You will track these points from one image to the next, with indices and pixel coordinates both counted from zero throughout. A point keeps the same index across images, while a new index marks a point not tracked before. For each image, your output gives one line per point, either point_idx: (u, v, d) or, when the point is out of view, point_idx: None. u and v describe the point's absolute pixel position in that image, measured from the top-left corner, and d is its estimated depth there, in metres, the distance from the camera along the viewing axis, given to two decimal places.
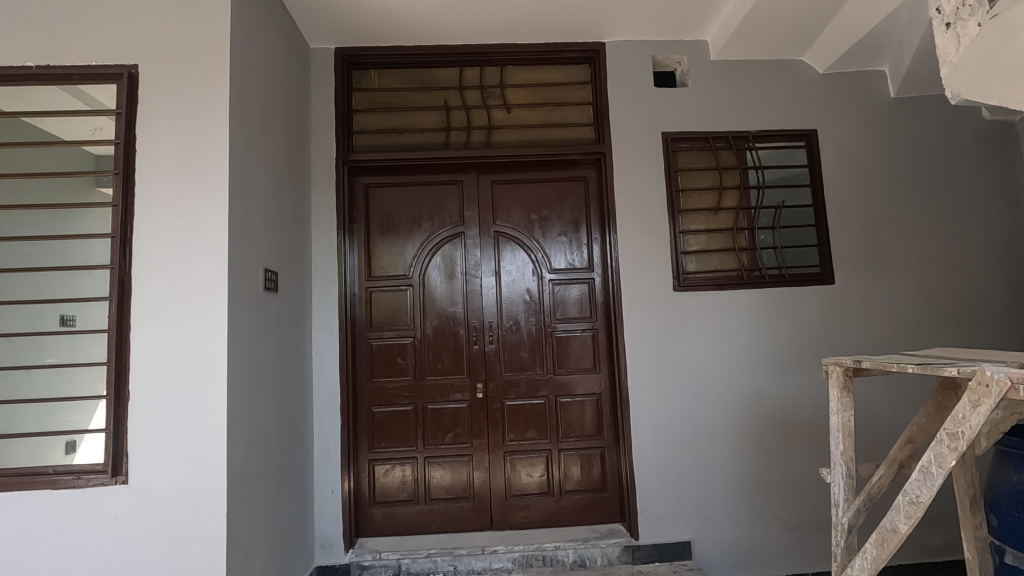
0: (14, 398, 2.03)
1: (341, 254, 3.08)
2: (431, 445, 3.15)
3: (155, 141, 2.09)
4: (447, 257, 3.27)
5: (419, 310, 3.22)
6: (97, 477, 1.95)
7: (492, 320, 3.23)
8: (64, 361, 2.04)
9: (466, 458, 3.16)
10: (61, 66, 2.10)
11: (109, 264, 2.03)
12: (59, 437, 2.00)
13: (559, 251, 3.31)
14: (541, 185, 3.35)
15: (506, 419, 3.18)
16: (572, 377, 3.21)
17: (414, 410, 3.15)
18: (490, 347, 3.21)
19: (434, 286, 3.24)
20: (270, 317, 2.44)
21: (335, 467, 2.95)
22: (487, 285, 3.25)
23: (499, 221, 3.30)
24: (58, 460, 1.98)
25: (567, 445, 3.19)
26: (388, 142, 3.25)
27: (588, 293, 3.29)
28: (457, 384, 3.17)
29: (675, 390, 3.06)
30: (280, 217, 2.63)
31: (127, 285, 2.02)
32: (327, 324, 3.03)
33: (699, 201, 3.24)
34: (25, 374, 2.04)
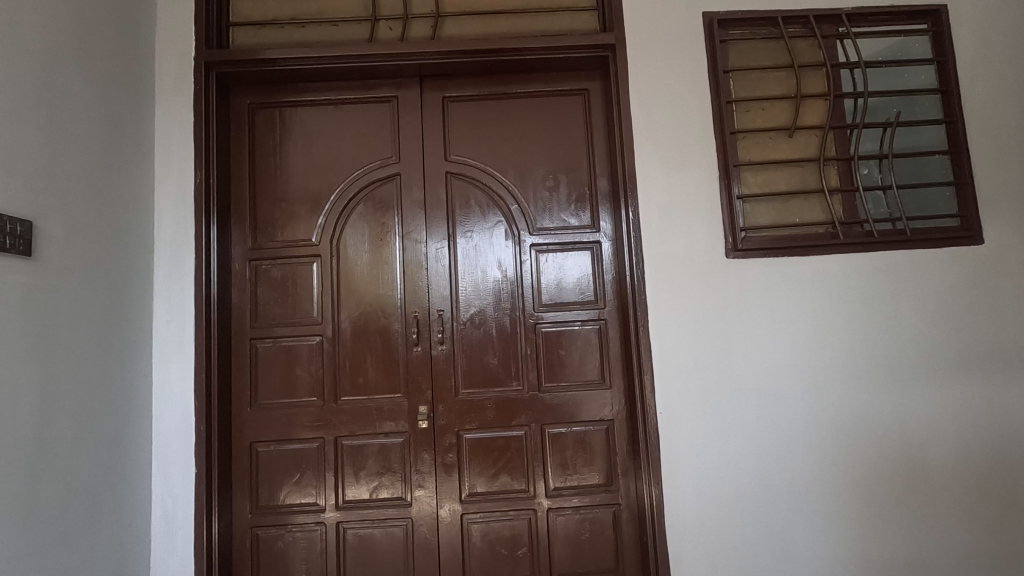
0: None
1: (202, 207, 1.95)
2: (347, 505, 2.02)
3: None
4: (375, 212, 2.14)
5: (330, 294, 2.09)
6: None
7: (443, 309, 2.10)
8: None
9: (403, 523, 2.02)
10: None
11: None
12: None
13: (547, 202, 2.16)
14: (520, 103, 2.20)
15: (464, 461, 2.05)
16: (568, 397, 2.08)
17: (321, 449, 2.03)
18: (439, 350, 2.08)
19: (354, 257, 2.11)
20: (7, 305, 1.34)
21: (185, 546, 1.84)
22: (436, 255, 2.12)
23: (455, 157, 2.16)
24: None
25: (561, 501, 2.05)
26: (283, 39, 2.12)
27: (591, 266, 2.14)
28: (386, 407, 2.04)
29: (732, 416, 1.91)
30: (58, 132, 1.52)
31: None
32: (176, 317, 1.91)
33: (764, 117, 2.08)
34: None
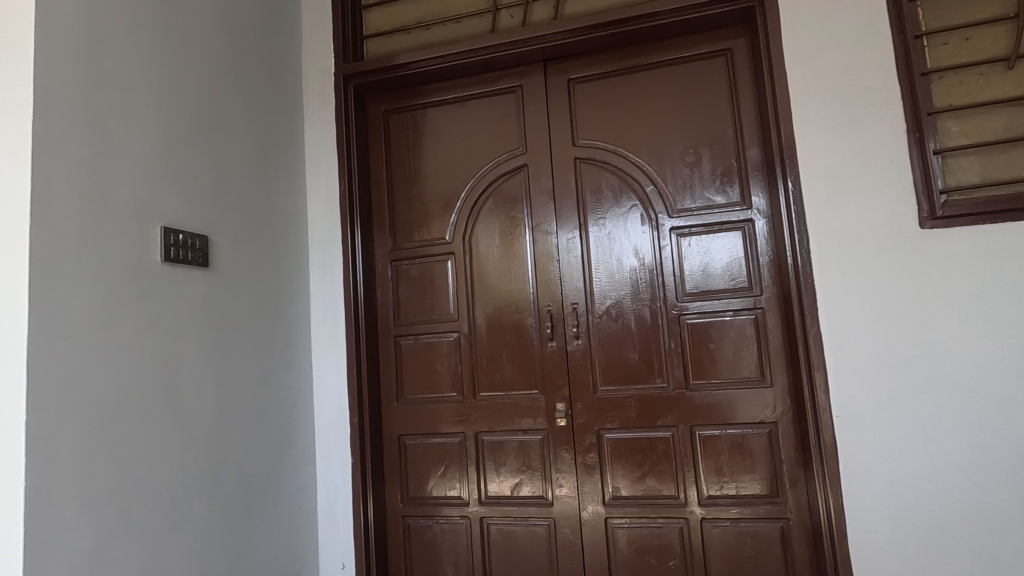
0: None
1: (346, 213, 2.08)
2: (490, 500, 2.02)
3: None
4: (504, 205, 2.10)
5: (465, 290, 2.10)
6: None
7: (577, 301, 2.00)
8: None
9: (545, 522, 1.96)
10: None
11: None
12: None
13: (687, 180, 1.95)
14: (652, 74, 2.02)
15: (606, 462, 1.93)
16: (721, 395, 1.86)
17: (463, 444, 2.06)
18: (575, 344, 1.98)
19: (486, 253, 2.10)
20: (190, 312, 1.52)
21: (347, 529, 1.97)
22: (568, 245, 2.02)
23: (583, 142, 2.05)
24: None
25: (717, 511, 1.83)
26: (411, 44, 2.17)
27: (742, 248, 1.89)
28: (524, 404, 2.00)
29: (935, 421, 1.56)
30: (223, 154, 1.70)
31: None
32: (330, 317, 2.06)
33: (968, 49, 1.66)
34: None
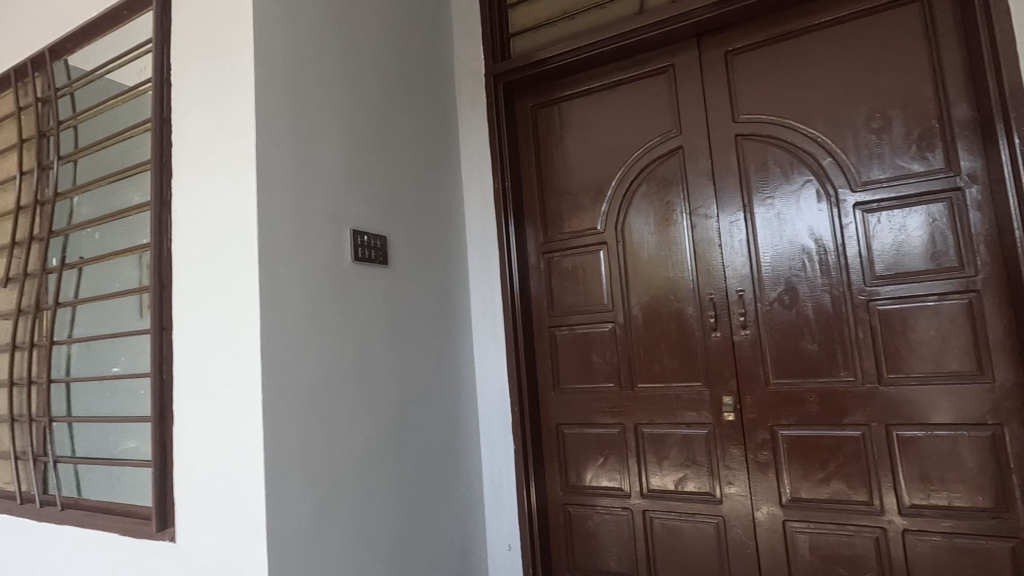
0: (94, 414, 1.66)
1: (500, 208, 2.15)
2: (652, 494, 1.97)
3: (184, 65, 1.51)
4: (658, 191, 2.03)
5: (619, 279, 2.07)
6: (146, 529, 1.43)
7: (743, 289, 1.87)
8: (126, 370, 1.59)
9: (714, 520, 1.87)
10: (110, 4, 1.69)
11: (150, 241, 1.52)
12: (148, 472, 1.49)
13: (875, 149, 1.73)
14: (825, 34, 1.81)
15: (782, 461, 1.79)
16: (924, 391, 1.62)
17: (622, 435, 2.03)
18: (742, 334, 1.86)
19: (640, 241, 2.05)
20: (375, 306, 1.67)
21: (512, 512, 2.06)
22: (730, 229, 1.90)
23: (745, 117, 1.90)
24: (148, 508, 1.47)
25: (923, 523, 1.61)
26: (556, 36, 2.18)
27: (949, 221, 1.63)
28: (687, 396, 1.93)
29: None
30: (395, 160, 1.84)
31: (167, 269, 1.49)
32: (489, 310, 2.16)
33: None
34: (99, 385, 1.67)
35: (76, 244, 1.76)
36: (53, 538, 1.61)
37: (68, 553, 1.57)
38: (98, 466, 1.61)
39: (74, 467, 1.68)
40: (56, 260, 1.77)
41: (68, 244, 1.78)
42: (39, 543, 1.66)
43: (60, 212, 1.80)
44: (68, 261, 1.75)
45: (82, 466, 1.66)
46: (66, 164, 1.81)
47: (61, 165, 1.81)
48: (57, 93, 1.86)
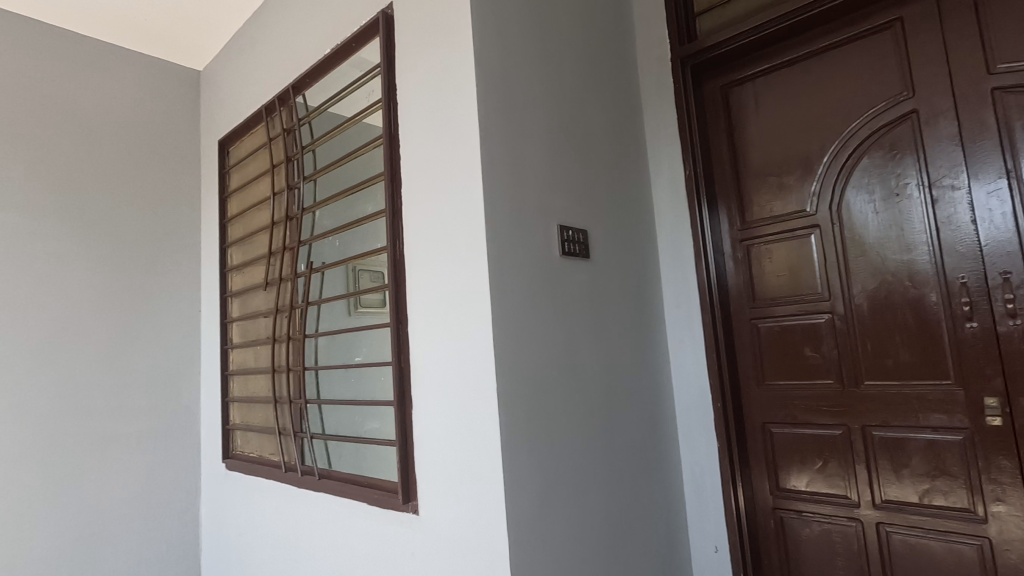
0: (341, 398, 1.92)
1: (693, 196, 2.06)
2: (887, 505, 1.75)
3: (410, 84, 1.67)
4: (884, 164, 1.79)
5: (837, 266, 1.86)
6: (393, 501, 1.62)
7: (1009, 271, 1.57)
8: (368, 359, 1.81)
9: (975, 541, 1.60)
10: (342, 40, 1.94)
11: (385, 245, 1.71)
12: (392, 449, 1.68)
13: None
14: None
15: None
16: None
17: (846, 438, 1.83)
18: (1009, 325, 1.56)
19: (862, 222, 1.82)
20: (581, 299, 1.70)
21: (717, 512, 1.97)
22: (989, 201, 1.61)
23: (1005, 66, 1.60)
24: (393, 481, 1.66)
25: None
26: (751, 7, 2.03)
27: None
28: (932, 397, 1.67)
29: None
30: (591, 155, 1.85)
31: (401, 269, 1.66)
32: (684, 303, 2.09)
33: None
34: (343, 373, 1.93)
35: (319, 251, 2.04)
36: (315, 502, 1.89)
37: (328, 516, 1.84)
38: (347, 442, 1.85)
39: (326, 443, 1.96)
40: (305, 265, 2.07)
41: (312, 252, 2.07)
42: (303, 506, 1.96)
43: (306, 224, 2.11)
44: (314, 266, 2.04)
45: (332, 443, 1.93)
46: (308, 184, 2.11)
47: (305, 185, 2.11)
48: (299, 124, 2.19)
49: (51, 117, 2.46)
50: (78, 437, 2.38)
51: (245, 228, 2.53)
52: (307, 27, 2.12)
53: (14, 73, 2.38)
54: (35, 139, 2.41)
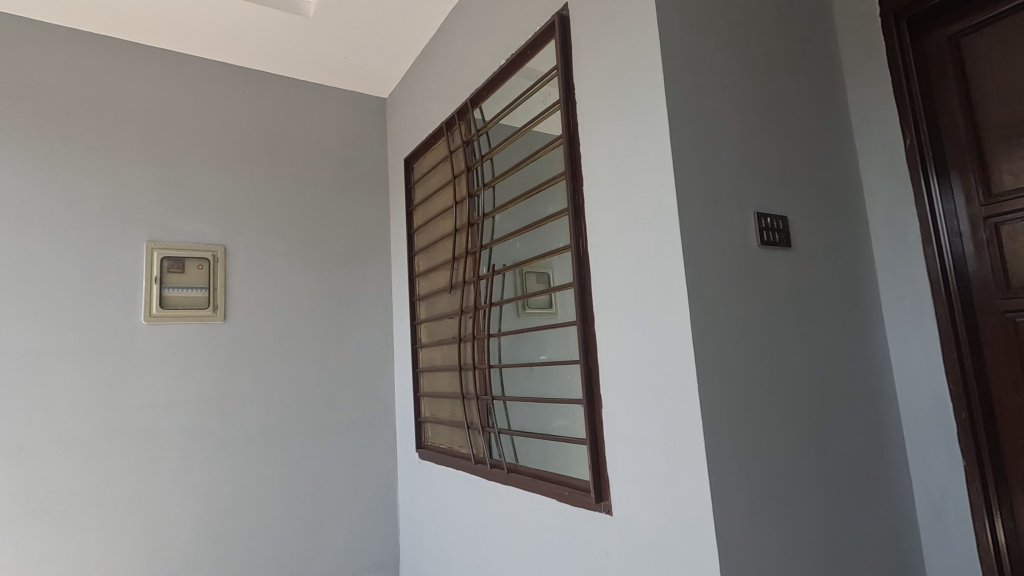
0: (527, 395, 1.98)
1: (916, 170, 1.76)
2: None
3: (589, 81, 1.66)
4: None
5: None
6: (585, 500, 1.63)
7: None
8: (553, 357, 1.84)
9: None
10: (517, 49, 2.01)
11: (569, 245, 1.73)
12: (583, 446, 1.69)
13: None
14: None
15: None
16: None
17: None
18: None
19: None
20: (784, 292, 1.54)
21: (964, 544, 1.65)
22: None
23: None
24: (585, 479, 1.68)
25: None
26: None
27: None
28: None
29: None
30: (787, 133, 1.68)
31: (587, 268, 1.67)
32: (908, 294, 1.79)
33: None
34: (527, 371, 1.99)
35: (499, 254, 2.13)
36: (507, 494, 1.99)
37: (520, 509, 1.91)
38: (536, 439, 1.91)
39: (511, 439, 2.04)
40: (488, 268, 2.18)
41: (493, 255, 2.17)
42: (494, 497, 2.07)
43: (486, 230, 2.22)
44: (495, 268, 2.14)
45: (518, 439, 2.00)
46: (487, 191, 2.22)
47: (485, 192, 2.23)
48: (476, 135, 2.31)
49: (278, 152, 2.92)
50: (304, 423, 2.78)
51: (430, 236, 2.75)
52: (483, 42, 2.24)
53: (250, 118, 2.87)
54: (267, 172, 2.87)
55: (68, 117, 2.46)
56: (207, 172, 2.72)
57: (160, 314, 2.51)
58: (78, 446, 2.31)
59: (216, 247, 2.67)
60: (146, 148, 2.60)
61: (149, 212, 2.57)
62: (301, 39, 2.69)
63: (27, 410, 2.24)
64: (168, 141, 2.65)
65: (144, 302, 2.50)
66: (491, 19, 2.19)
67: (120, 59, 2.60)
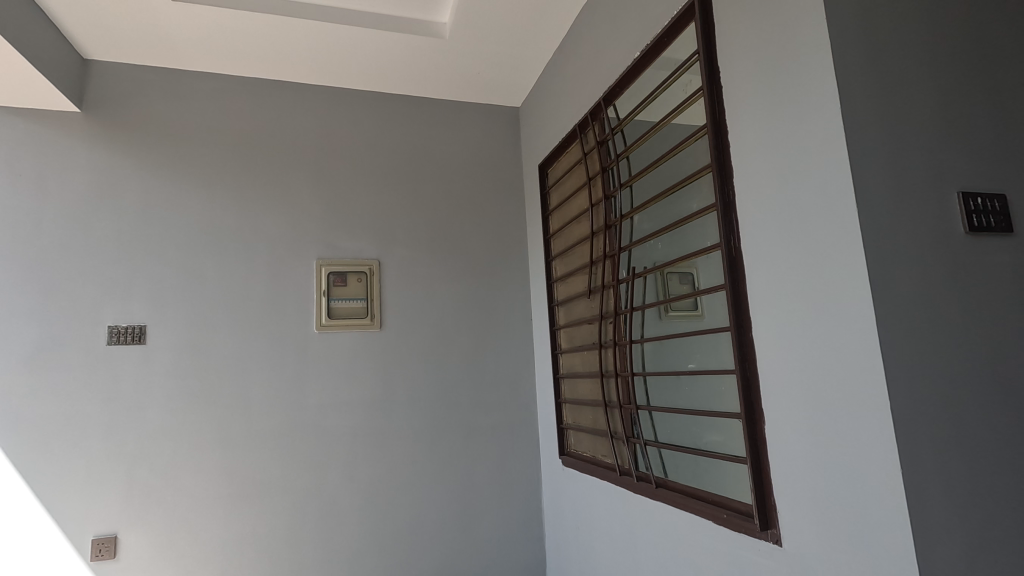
0: (673, 406, 1.85)
1: None
2: None
3: (737, 61, 1.51)
4: None
5: None
6: (747, 525, 1.47)
7: None
8: (702, 366, 1.70)
9: None
10: (652, 39, 1.90)
11: (718, 244, 1.58)
12: (743, 465, 1.53)
13: None
14: None
15: None
16: None
17: None
18: None
19: None
20: (1005, 288, 1.25)
21: None
22: None
23: None
24: (746, 501, 1.52)
25: None
26: None
27: None
28: None
29: None
30: (1000, 93, 1.36)
31: (740, 269, 1.51)
32: None
33: None
34: (674, 380, 1.86)
35: (639, 256, 2.03)
36: (657, 510, 1.88)
37: (672, 527, 1.80)
38: (685, 453, 1.78)
39: (659, 451, 1.92)
40: (628, 271, 2.09)
41: (632, 258, 2.07)
42: (643, 512, 1.97)
43: (625, 231, 2.13)
44: (636, 271, 2.04)
45: (667, 452, 1.88)
46: (625, 190, 2.13)
47: (622, 192, 2.14)
48: (611, 133, 2.23)
49: (422, 169, 3.10)
50: (452, 426, 2.91)
51: (567, 241, 2.72)
52: (616, 36, 2.16)
53: (397, 140, 3.09)
54: (412, 189, 3.07)
55: (254, 155, 2.85)
56: (363, 193, 2.98)
57: (328, 324, 2.80)
58: (268, 439, 2.66)
59: (372, 261, 2.92)
60: (313, 177, 2.92)
61: (317, 232, 2.88)
62: (439, 60, 2.83)
63: (230, 407, 2.63)
64: (330, 168, 2.95)
65: (315, 313, 2.80)
66: (624, 11, 2.10)
67: (292, 99, 2.96)
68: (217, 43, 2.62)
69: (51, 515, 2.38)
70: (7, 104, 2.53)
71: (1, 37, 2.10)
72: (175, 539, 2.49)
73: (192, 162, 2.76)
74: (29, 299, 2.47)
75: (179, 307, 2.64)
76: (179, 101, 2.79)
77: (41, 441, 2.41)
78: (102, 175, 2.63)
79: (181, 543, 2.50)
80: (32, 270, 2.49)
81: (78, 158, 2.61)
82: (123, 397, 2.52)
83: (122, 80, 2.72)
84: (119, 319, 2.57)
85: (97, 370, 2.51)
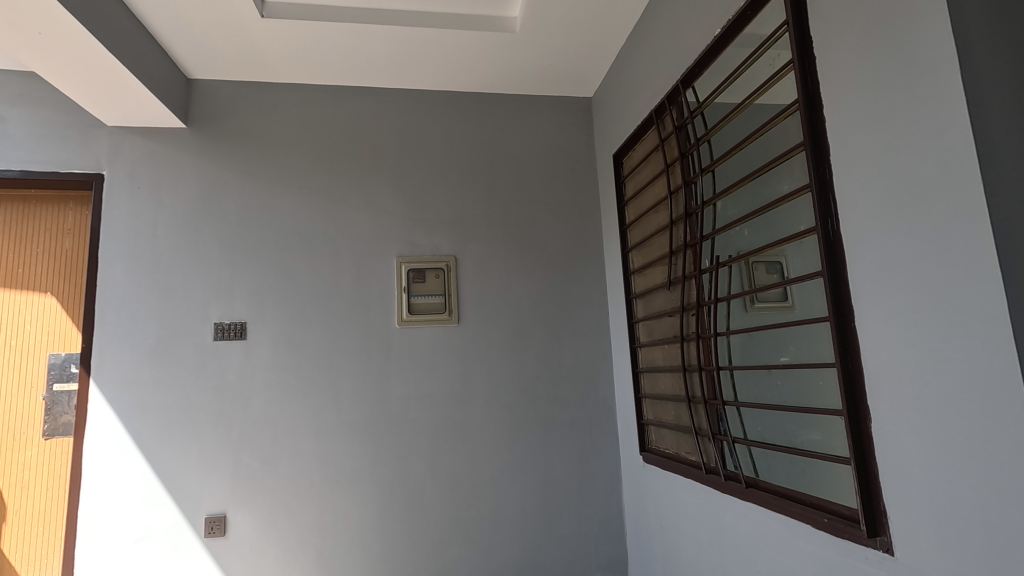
0: (766, 402, 1.75)
1: None
2: None
3: (833, 28, 1.38)
4: None
5: None
6: (852, 531, 1.36)
7: None
8: (800, 359, 1.59)
9: None
10: (733, 15, 1.78)
11: (812, 229, 1.46)
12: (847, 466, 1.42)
13: None
14: None
15: None
16: None
17: None
18: None
19: None
20: None
21: None
22: None
23: None
24: (851, 506, 1.40)
25: None
26: None
27: None
28: None
29: None
30: None
31: (840, 255, 1.39)
32: None
33: None
34: (767, 375, 1.75)
35: (725, 244, 1.93)
36: (749, 511, 1.79)
37: (767, 529, 1.70)
38: (780, 452, 1.68)
39: (750, 450, 1.83)
40: (711, 260, 1.99)
41: (717, 246, 1.97)
42: (733, 512, 1.88)
43: (708, 219, 2.02)
44: (721, 260, 1.94)
45: (759, 450, 1.78)
46: (707, 176, 2.03)
47: (704, 178, 2.04)
48: (690, 117, 2.13)
49: (496, 165, 3.13)
50: (531, 420, 2.92)
51: (645, 231, 2.64)
52: (694, 15, 2.05)
53: (471, 137, 3.13)
54: (487, 185, 3.10)
55: (337, 159, 2.99)
56: (439, 191, 3.05)
57: (409, 319, 2.89)
58: (356, 430, 2.79)
59: (449, 258, 2.97)
60: (393, 178, 3.02)
61: (397, 231, 2.98)
62: (509, 55, 2.83)
63: (322, 399, 2.79)
64: (407, 169, 3.04)
65: (397, 309, 2.90)
66: None
67: (371, 103, 3.07)
68: (303, 55, 2.77)
69: (172, 494, 2.64)
70: (128, 124, 2.82)
71: (119, 63, 2.32)
72: (277, 520, 2.68)
73: (283, 168, 2.94)
74: (150, 299, 2.74)
75: (274, 304, 2.83)
76: (270, 113, 2.98)
77: (162, 427, 2.67)
78: (206, 185, 2.87)
79: (281, 525, 2.68)
80: (150, 273, 2.76)
81: (186, 170, 2.86)
82: (229, 388, 2.74)
83: (221, 96, 2.94)
84: (223, 316, 2.79)
85: (206, 363, 2.74)
